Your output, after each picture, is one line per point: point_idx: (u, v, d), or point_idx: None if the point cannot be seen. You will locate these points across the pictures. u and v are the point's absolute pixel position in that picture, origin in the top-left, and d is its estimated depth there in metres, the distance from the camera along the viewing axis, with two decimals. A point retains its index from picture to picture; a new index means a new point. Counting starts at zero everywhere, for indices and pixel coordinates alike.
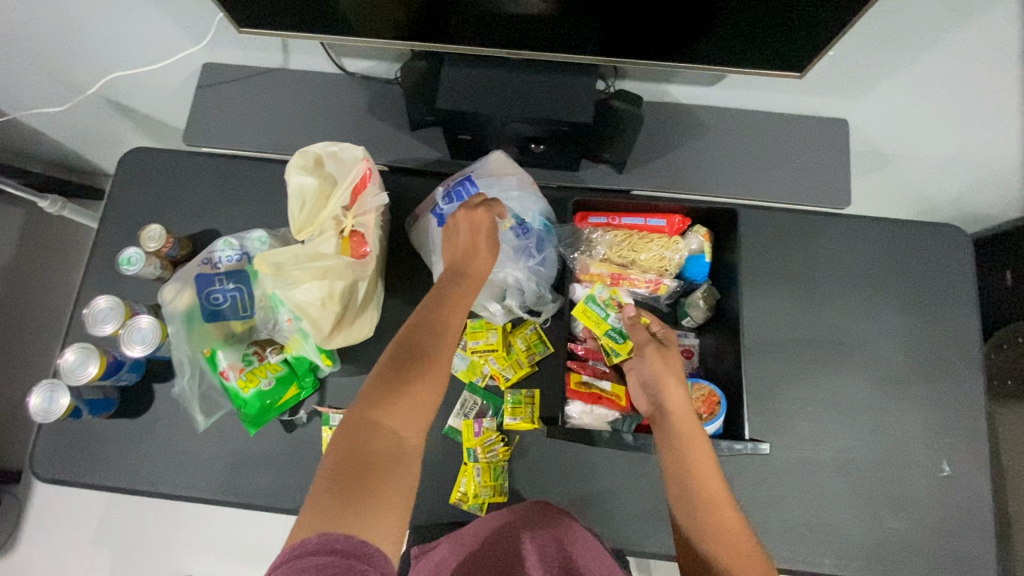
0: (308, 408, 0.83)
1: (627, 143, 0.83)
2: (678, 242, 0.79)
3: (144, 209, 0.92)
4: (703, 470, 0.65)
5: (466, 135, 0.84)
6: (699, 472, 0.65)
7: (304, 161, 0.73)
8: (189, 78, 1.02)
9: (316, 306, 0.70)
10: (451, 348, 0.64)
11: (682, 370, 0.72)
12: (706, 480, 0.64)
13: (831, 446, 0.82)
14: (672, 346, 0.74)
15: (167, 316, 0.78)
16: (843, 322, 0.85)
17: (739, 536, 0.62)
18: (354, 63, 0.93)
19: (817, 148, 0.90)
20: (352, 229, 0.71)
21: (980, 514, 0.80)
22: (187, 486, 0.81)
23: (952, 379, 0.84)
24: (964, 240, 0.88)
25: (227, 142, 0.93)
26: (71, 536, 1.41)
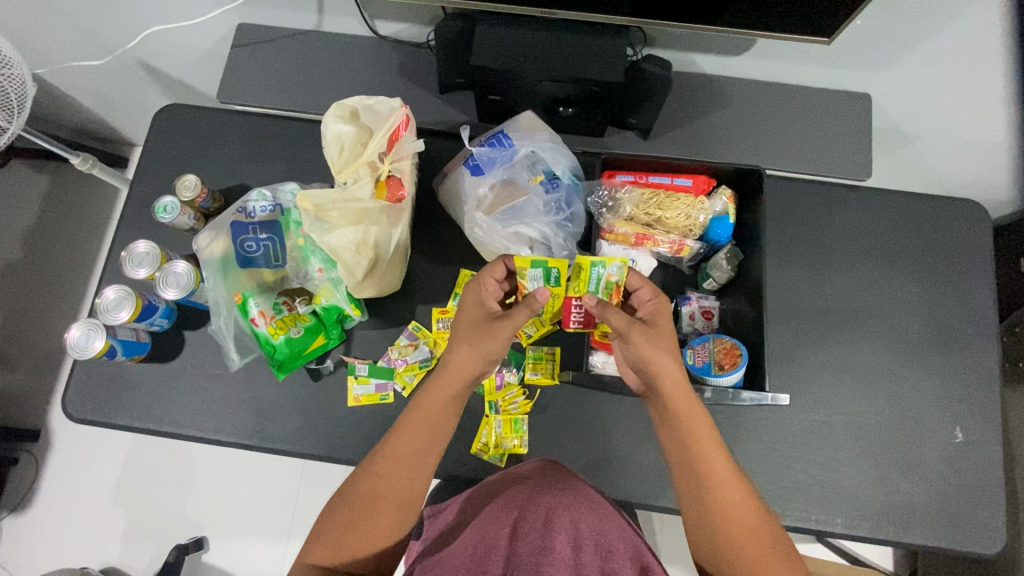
0: (334, 357, 0.85)
1: (653, 108, 0.84)
2: (703, 202, 0.81)
3: (177, 163, 0.94)
4: (714, 462, 0.68)
5: (496, 95, 0.87)
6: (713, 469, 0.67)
7: (342, 111, 0.75)
8: (221, 39, 1.04)
9: (350, 251, 0.72)
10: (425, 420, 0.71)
11: (667, 344, 0.71)
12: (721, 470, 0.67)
13: (846, 411, 0.83)
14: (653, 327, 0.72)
15: (203, 261, 0.81)
16: (860, 291, 0.87)
17: (731, 485, 0.67)
18: (387, 26, 0.94)
19: (839, 120, 0.91)
20: (388, 174, 0.73)
21: (988, 481, 0.82)
22: (214, 430, 0.84)
23: (966, 350, 0.86)
24: (982, 216, 0.89)
25: (259, 100, 0.94)
26: (86, 495, 1.43)
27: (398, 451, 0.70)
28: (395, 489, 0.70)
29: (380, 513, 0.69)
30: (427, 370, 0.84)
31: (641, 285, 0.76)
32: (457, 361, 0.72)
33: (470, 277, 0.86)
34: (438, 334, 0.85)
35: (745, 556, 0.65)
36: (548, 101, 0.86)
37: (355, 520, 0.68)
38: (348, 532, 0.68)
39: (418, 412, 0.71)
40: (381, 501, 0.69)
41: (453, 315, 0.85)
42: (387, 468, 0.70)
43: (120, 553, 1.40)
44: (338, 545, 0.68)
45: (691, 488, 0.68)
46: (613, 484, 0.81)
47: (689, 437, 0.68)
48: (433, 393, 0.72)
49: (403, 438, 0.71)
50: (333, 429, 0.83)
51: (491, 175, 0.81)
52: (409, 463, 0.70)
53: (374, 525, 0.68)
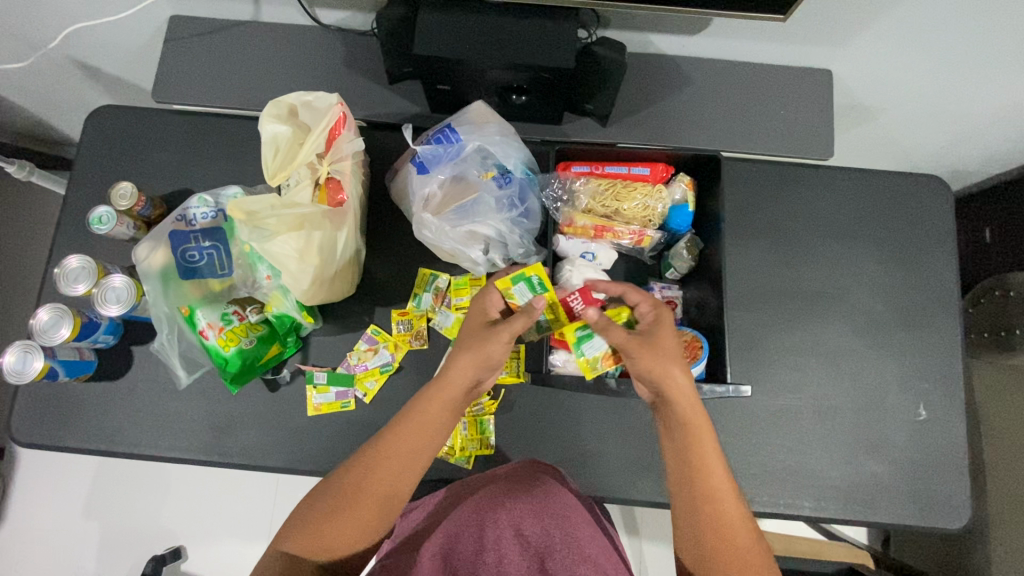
0: (291, 366, 0.82)
1: (609, 94, 0.81)
2: (661, 190, 0.78)
3: (113, 170, 0.89)
4: (726, 505, 0.64)
5: (445, 85, 0.83)
6: (721, 510, 0.63)
7: (276, 110, 0.71)
8: (155, 35, 0.98)
9: (293, 260, 0.68)
10: (426, 433, 0.66)
11: (671, 354, 0.67)
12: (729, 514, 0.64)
13: (812, 393, 0.83)
14: (654, 336, 0.68)
15: (142, 274, 0.77)
16: (825, 272, 0.86)
17: (728, 496, 0.64)
18: (329, 15, 0.89)
19: (799, 98, 0.89)
20: (328, 177, 0.70)
21: (954, 455, 0.83)
22: (171, 447, 0.81)
23: (930, 326, 0.86)
24: (944, 190, 0.88)
25: (199, 98, 0.89)
26: (57, 511, 1.40)
27: (398, 456, 0.65)
28: (381, 486, 0.65)
29: (360, 508, 0.64)
30: (388, 374, 0.82)
31: (641, 300, 0.71)
32: (458, 376, 0.67)
33: (428, 277, 0.84)
34: (398, 337, 0.82)
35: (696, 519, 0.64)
36: (500, 89, 0.83)
37: (333, 515, 0.63)
38: (324, 524, 0.63)
39: (416, 417, 0.66)
40: (368, 490, 0.64)
41: (413, 317, 0.83)
42: (387, 456, 0.65)
43: (96, 569, 1.37)
44: (316, 539, 0.63)
45: (686, 501, 0.65)
46: (583, 480, 0.80)
47: (695, 452, 0.65)
48: (431, 402, 0.67)
49: (399, 436, 0.66)
50: (295, 439, 0.81)
51: (440, 172, 0.77)
52: (400, 466, 0.65)
53: (351, 523, 0.63)
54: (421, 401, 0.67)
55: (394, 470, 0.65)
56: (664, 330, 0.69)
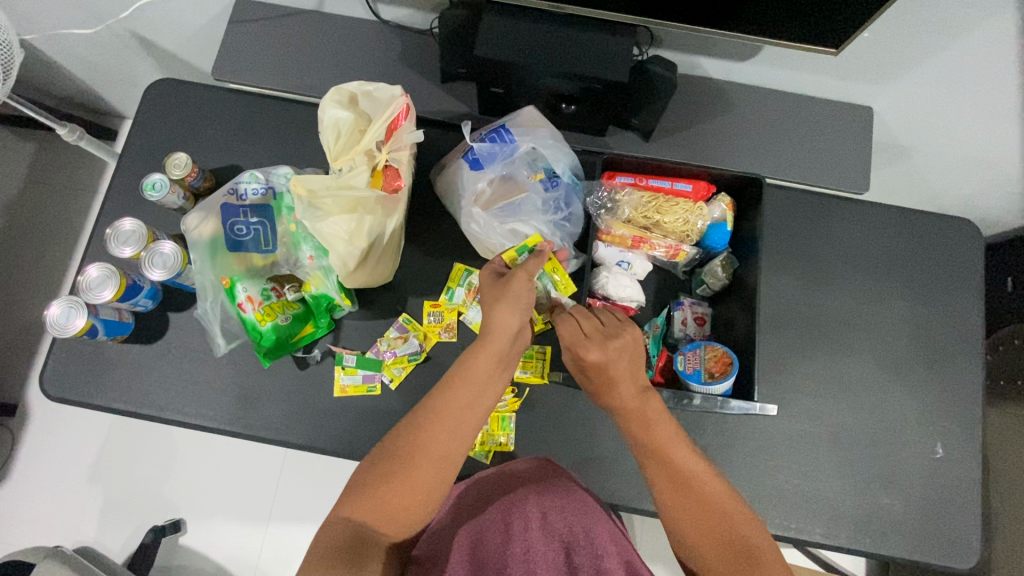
0: (322, 346, 0.84)
1: (657, 110, 0.83)
2: (702, 207, 0.80)
3: (167, 141, 0.91)
4: (723, 503, 0.64)
5: (498, 88, 0.85)
6: (719, 508, 0.64)
7: (339, 96, 0.73)
8: (217, 15, 1.01)
9: (343, 241, 0.70)
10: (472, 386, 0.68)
11: (598, 376, 0.69)
12: (729, 513, 0.64)
13: (831, 422, 0.84)
14: (581, 363, 0.70)
15: (191, 243, 0.79)
16: (852, 303, 0.87)
17: (717, 487, 0.65)
18: (390, 11, 0.92)
19: (839, 131, 0.91)
20: (385, 163, 0.70)
21: (966, 496, 0.83)
22: (198, 415, 0.82)
23: (952, 365, 0.87)
24: (975, 233, 0.89)
25: (256, 79, 0.92)
26: (63, 472, 1.41)
27: (442, 412, 0.67)
28: (437, 446, 0.66)
29: (416, 468, 0.64)
30: (416, 363, 0.83)
31: (574, 327, 0.70)
32: (499, 327, 0.70)
33: (463, 272, 0.86)
34: (428, 328, 0.84)
35: (670, 506, 0.65)
36: (551, 96, 0.85)
37: (391, 478, 0.64)
38: (383, 488, 0.63)
39: (461, 374, 0.68)
40: (420, 449, 0.65)
41: (444, 309, 0.85)
42: (434, 414, 0.67)
43: (95, 534, 1.38)
44: (381, 506, 0.63)
45: (676, 499, 0.65)
46: (598, 485, 0.81)
47: (670, 451, 0.67)
48: (476, 359, 0.69)
49: (448, 397, 0.67)
50: (319, 419, 0.82)
51: (490, 170, 0.79)
52: (452, 422, 0.67)
53: (411, 485, 0.64)
54: (464, 361, 0.69)
55: (444, 427, 0.66)
56: (591, 364, 0.69)
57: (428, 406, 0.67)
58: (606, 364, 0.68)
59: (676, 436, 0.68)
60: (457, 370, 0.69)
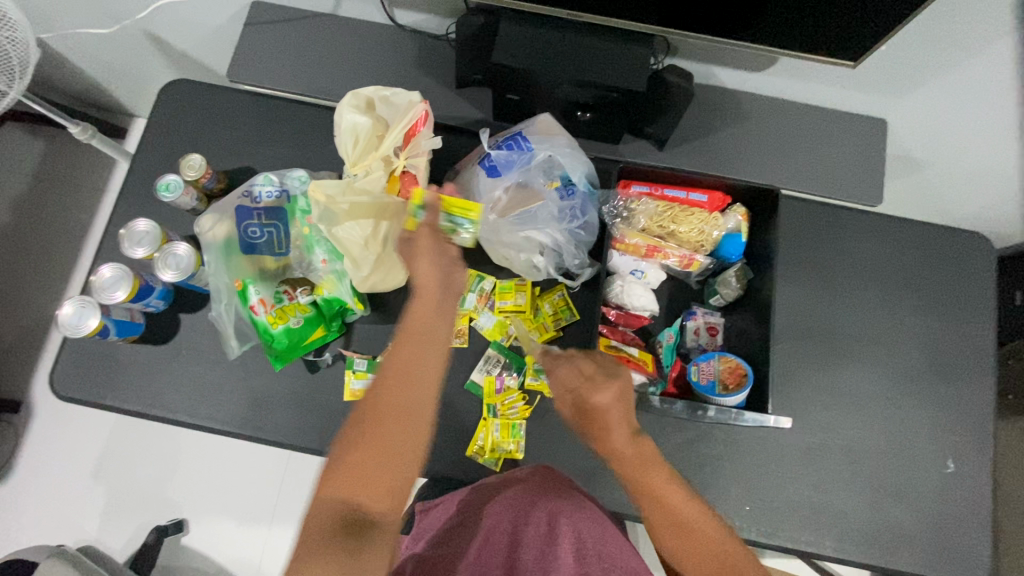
0: (332, 350, 0.84)
1: (672, 120, 0.84)
2: (717, 218, 0.80)
3: (181, 141, 0.91)
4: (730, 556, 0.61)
5: (514, 95, 0.85)
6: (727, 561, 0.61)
7: (356, 101, 0.72)
8: (232, 17, 1.01)
9: (358, 245, 0.70)
10: (428, 333, 0.62)
11: (603, 417, 0.67)
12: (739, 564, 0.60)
13: (842, 434, 0.84)
14: (582, 408, 0.68)
15: (204, 245, 0.79)
16: (865, 314, 0.87)
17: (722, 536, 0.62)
18: (406, 15, 0.92)
19: (853, 143, 0.91)
20: (403, 169, 0.71)
21: (978, 511, 0.83)
22: (207, 417, 0.82)
23: (965, 379, 0.86)
24: (988, 247, 0.89)
25: (271, 82, 0.92)
26: (66, 470, 1.41)
27: (403, 358, 0.60)
28: (401, 398, 0.57)
29: (383, 423, 0.56)
30: None
31: (574, 372, 0.69)
32: (431, 275, 0.64)
33: (476, 278, 0.85)
34: None
35: (676, 556, 0.62)
36: (567, 104, 0.85)
37: (364, 450, 0.54)
38: (356, 456, 0.54)
39: (414, 322, 0.62)
40: (386, 403, 0.57)
41: (455, 315, 0.83)
42: (395, 364, 0.59)
43: (97, 533, 1.37)
44: (359, 477, 0.53)
45: (682, 552, 0.62)
46: (607, 495, 0.81)
47: (668, 503, 0.64)
48: (424, 305, 0.63)
49: (403, 348, 0.60)
50: (329, 423, 0.82)
51: (507, 176, 0.79)
52: (411, 369, 0.59)
53: (387, 449, 0.55)
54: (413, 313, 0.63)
55: (409, 373, 0.59)
56: (593, 404, 0.67)
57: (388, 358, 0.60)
58: (608, 409, 0.67)
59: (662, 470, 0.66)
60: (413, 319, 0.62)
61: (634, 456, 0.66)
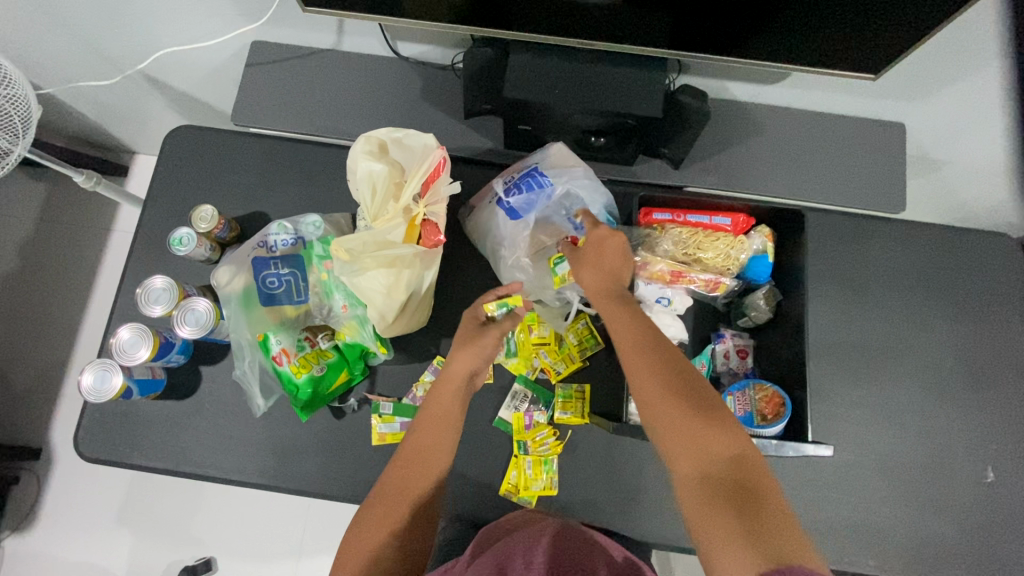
0: (358, 395, 0.83)
1: (687, 142, 0.82)
2: (743, 241, 0.78)
3: (189, 190, 0.90)
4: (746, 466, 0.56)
5: (526, 126, 0.84)
6: (745, 471, 0.56)
7: (370, 147, 0.71)
8: (232, 57, 1.00)
9: (382, 296, 0.68)
10: (444, 425, 0.69)
11: (606, 255, 0.72)
12: (757, 481, 0.56)
13: (878, 448, 0.82)
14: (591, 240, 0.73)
15: (223, 298, 0.77)
16: (894, 324, 0.86)
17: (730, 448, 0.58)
18: (409, 47, 0.91)
19: (872, 150, 0.89)
20: (423, 217, 0.69)
21: (1020, 519, 0.82)
22: (235, 470, 0.81)
23: (999, 385, 0.85)
24: (1015, 248, 0.88)
25: (277, 123, 0.91)
26: (90, 514, 1.40)
27: (422, 442, 0.68)
28: (420, 482, 0.67)
29: (401, 507, 0.65)
30: None
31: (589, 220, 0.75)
32: (459, 367, 0.71)
33: None
34: None
35: (689, 473, 0.58)
36: (580, 132, 0.83)
37: (379, 520, 0.64)
38: (372, 535, 0.64)
39: (430, 411, 0.70)
40: (400, 489, 0.66)
41: None
42: (413, 447, 0.68)
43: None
44: (368, 558, 0.62)
45: (698, 467, 0.57)
46: (644, 525, 0.80)
47: (666, 405, 0.61)
48: (439, 394, 0.71)
49: (418, 434, 0.69)
50: (359, 468, 0.81)
51: (529, 216, 0.79)
52: (431, 458, 0.68)
53: (399, 523, 0.65)
54: (430, 400, 0.71)
55: (427, 458, 0.68)
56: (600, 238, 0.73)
57: (409, 439, 0.69)
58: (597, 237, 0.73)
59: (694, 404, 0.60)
60: (428, 406, 0.71)
61: (656, 397, 0.61)
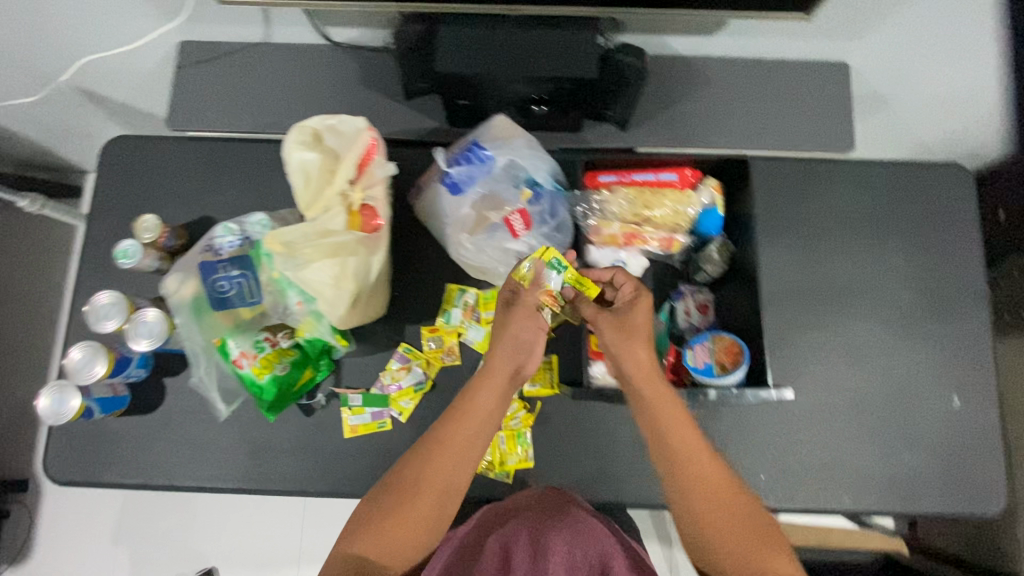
0: (325, 390, 0.82)
1: (630, 99, 0.81)
2: (690, 195, 0.78)
3: (132, 201, 0.88)
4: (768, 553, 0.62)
5: (466, 100, 0.82)
6: (767, 559, 0.62)
7: (302, 137, 0.69)
8: (163, 62, 0.97)
9: (330, 287, 0.67)
10: (475, 424, 0.68)
11: (640, 325, 0.70)
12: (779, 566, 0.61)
13: (846, 387, 0.83)
14: (627, 315, 0.70)
15: (172, 307, 0.76)
16: (852, 263, 0.86)
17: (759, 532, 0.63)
18: (341, 32, 0.88)
19: (818, 91, 0.89)
20: (361, 202, 0.67)
21: (989, 440, 0.83)
22: (210, 478, 0.81)
23: (960, 312, 0.86)
24: (966, 175, 0.88)
25: (215, 124, 0.89)
26: (86, 539, 1.40)
27: (450, 442, 0.67)
28: (440, 478, 0.66)
29: (421, 500, 0.65)
30: (424, 392, 0.82)
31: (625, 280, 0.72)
32: (500, 361, 0.70)
33: (458, 291, 0.84)
34: (430, 355, 0.83)
35: (719, 542, 0.64)
36: (521, 101, 0.82)
37: (394, 511, 0.65)
38: (389, 521, 0.64)
39: (459, 409, 0.68)
40: (422, 482, 0.66)
41: (444, 333, 0.83)
42: (443, 442, 0.67)
43: None
44: (383, 541, 0.64)
45: (724, 546, 0.63)
46: (623, 488, 0.80)
47: (704, 483, 0.65)
48: (476, 392, 0.69)
49: (447, 431, 0.68)
50: (334, 462, 0.81)
51: (471, 191, 0.77)
52: (459, 457, 0.67)
53: (415, 515, 0.65)
54: (465, 394, 0.69)
55: (455, 455, 0.67)
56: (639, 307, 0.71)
57: (436, 432, 0.68)
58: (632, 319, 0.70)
59: (751, 513, 0.64)
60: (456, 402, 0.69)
61: (702, 475, 0.65)
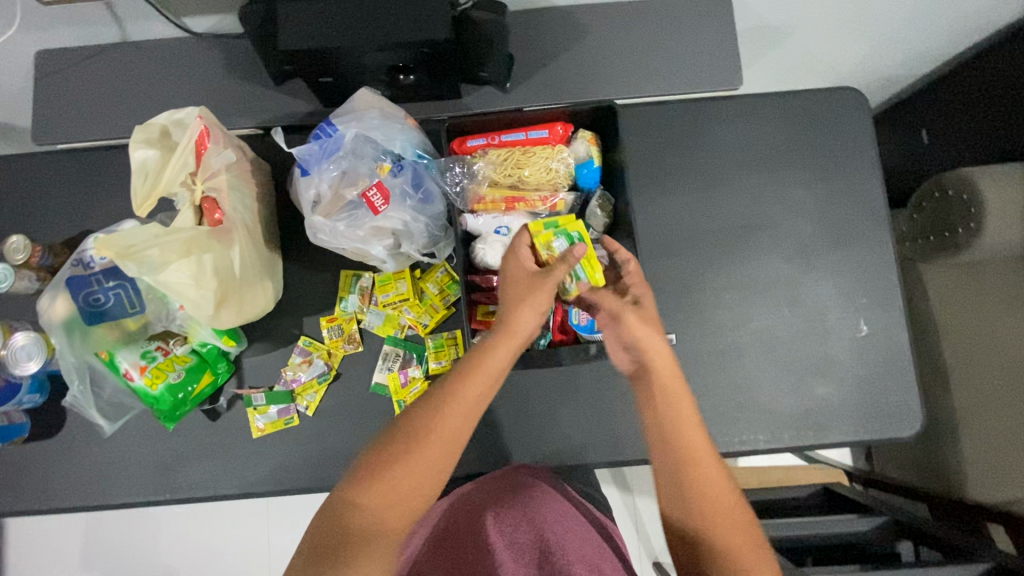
0: (228, 394, 0.81)
1: (500, 57, 0.78)
2: (562, 150, 0.76)
3: (8, 224, 0.85)
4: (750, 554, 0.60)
5: (328, 77, 0.79)
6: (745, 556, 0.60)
7: (143, 135, 0.67)
8: (28, 75, 0.93)
9: (191, 286, 0.65)
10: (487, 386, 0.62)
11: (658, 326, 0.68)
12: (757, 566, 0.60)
13: (753, 328, 0.83)
14: (649, 310, 0.68)
15: (45, 327, 0.72)
16: (750, 201, 0.84)
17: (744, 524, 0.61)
18: (199, 21, 0.83)
19: (702, 27, 0.85)
20: (203, 195, 0.67)
21: (901, 364, 0.83)
22: (123, 493, 0.80)
23: (863, 238, 0.85)
24: (859, 98, 0.86)
25: (84, 134, 0.85)
26: (56, 567, 1.40)
27: (466, 401, 0.61)
28: (448, 431, 0.60)
29: (428, 451, 0.59)
30: (328, 383, 0.80)
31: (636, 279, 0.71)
32: (522, 322, 0.64)
33: (352, 278, 0.82)
34: (331, 345, 0.81)
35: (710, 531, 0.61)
36: (385, 70, 0.78)
37: (400, 458, 0.58)
38: (390, 470, 0.58)
39: (478, 364, 0.62)
40: (432, 432, 0.59)
41: (342, 322, 0.81)
42: (460, 397, 0.61)
43: None
44: (382, 491, 0.57)
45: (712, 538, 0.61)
46: (538, 454, 0.80)
47: (703, 479, 0.62)
48: (497, 351, 0.63)
49: (465, 387, 0.61)
50: (245, 463, 0.80)
51: (328, 171, 0.73)
52: (471, 415, 0.61)
53: (418, 468, 0.58)
54: (485, 347, 0.63)
55: (468, 411, 0.61)
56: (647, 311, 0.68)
57: (451, 385, 0.62)
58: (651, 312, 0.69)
59: (746, 517, 0.62)
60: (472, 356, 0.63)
61: (707, 469, 0.62)
